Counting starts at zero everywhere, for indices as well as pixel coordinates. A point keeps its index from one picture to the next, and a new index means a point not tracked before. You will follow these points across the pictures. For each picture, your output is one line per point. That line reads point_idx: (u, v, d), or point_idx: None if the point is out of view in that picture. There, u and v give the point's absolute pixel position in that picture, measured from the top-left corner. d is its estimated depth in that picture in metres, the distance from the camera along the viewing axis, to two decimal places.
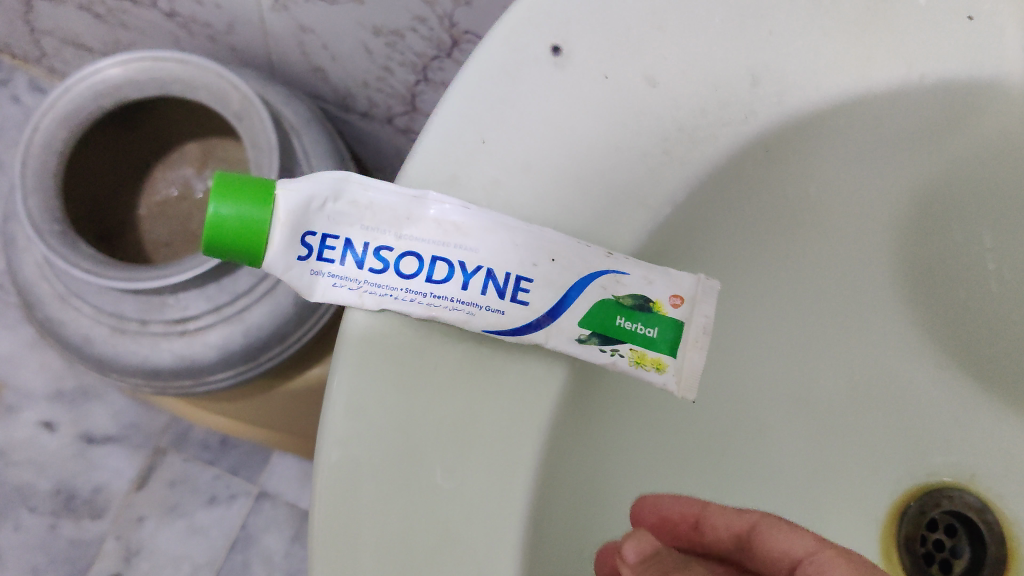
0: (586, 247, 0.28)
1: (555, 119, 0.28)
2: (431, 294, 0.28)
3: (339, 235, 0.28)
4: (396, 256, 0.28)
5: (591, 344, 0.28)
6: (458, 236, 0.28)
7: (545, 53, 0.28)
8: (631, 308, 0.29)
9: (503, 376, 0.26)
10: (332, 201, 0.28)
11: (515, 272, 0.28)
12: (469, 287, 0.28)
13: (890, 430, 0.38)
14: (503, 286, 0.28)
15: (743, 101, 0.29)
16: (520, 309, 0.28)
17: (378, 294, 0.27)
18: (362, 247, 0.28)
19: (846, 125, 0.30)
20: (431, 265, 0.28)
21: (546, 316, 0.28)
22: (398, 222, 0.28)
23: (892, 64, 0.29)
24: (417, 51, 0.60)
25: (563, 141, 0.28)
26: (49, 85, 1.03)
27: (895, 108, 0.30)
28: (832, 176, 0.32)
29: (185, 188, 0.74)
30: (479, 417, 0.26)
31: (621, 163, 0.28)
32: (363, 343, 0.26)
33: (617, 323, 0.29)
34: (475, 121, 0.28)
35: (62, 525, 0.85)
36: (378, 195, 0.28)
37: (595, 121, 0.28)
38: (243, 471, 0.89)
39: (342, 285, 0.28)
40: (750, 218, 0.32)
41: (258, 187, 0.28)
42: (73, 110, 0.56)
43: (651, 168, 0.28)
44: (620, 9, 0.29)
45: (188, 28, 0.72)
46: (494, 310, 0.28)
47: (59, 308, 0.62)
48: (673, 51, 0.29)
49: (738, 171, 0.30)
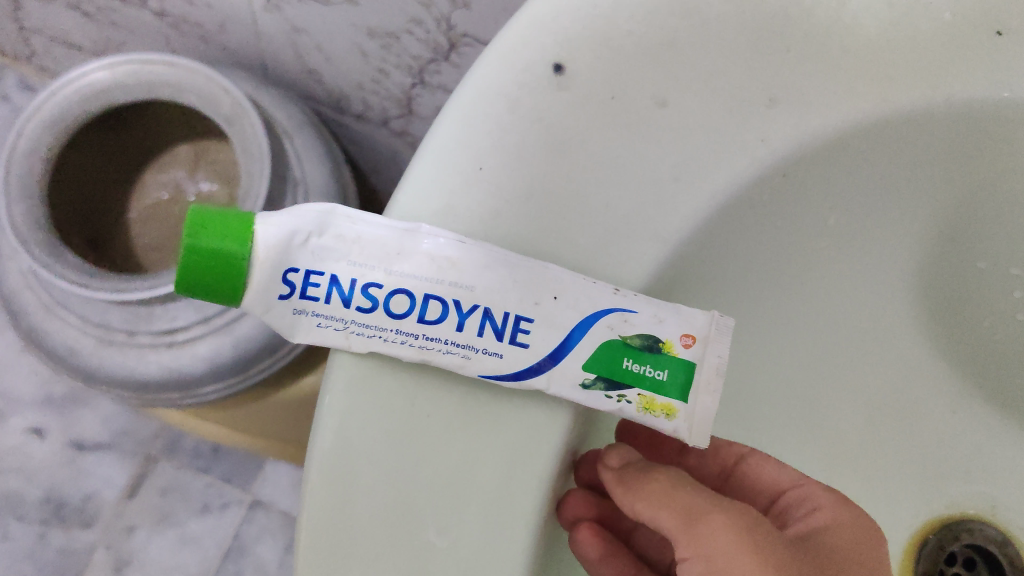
0: (593, 285, 0.27)
1: (556, 143, 0.27)
2: (424, 336, 0.27)
3: (324, 271, 0.28)
4: (385, 294, 0.27)
5: (595, 389, 0.28)
6: (451, 273, 0.27)
7: (545, 72, 0.27)
8: (640, 349, 0.29)
9: (497, 426, 0.26)
10: (316, 235, 0.28)
11: (513, 312, 0.28)
12: (464, 328, 0.28)
13: (906, 459, 0.36)
14: (501, 327, 0.28)
15: (759, 123, 0.28)
16: (519, 353, 0.28)
17: (365, 336, 0.27)
18: (347, 284, 0.28)
19: (868, 149, 0.29)
20: (424, 303, 0.28)
21: (549, 360, 0.28)
22: (387, 258, 0.27)
23: (918, 89, 0.28)
24: (414, 53, 0.58)
25: (566, 166, 0.27)
26: (39, 84, 1.00)
27: (919, 131, 0.29)
28: (850, 203, 0.31)
29: (177, 191, 0.70)
30: (473, 472, 0.25)
31: (630, 189, 0.27)
32: (351, 394, 0.25)
33: (624, 366, 0.29)
34: (472, 147, 0.27)
35: (51, 534, 0.83)
36: (366, 228, 0.28)
37: (600, 144, 0.27)
38: (237, 479, 0.86)
39: (327, 325, 0.28)
40: (765, 245, 0.30)
41: (234, 222, 0.27)
42: (58, 114, 0.52)
43: (661, 195, 0.27)
44: (626, 26, 0.28)
45: (179, 27, 0.70)
46: (492, 354, 0.27)
47: (45, 318, 0.59)
48: (684, 69, 0.28)
49: (755, 199, 0.28)
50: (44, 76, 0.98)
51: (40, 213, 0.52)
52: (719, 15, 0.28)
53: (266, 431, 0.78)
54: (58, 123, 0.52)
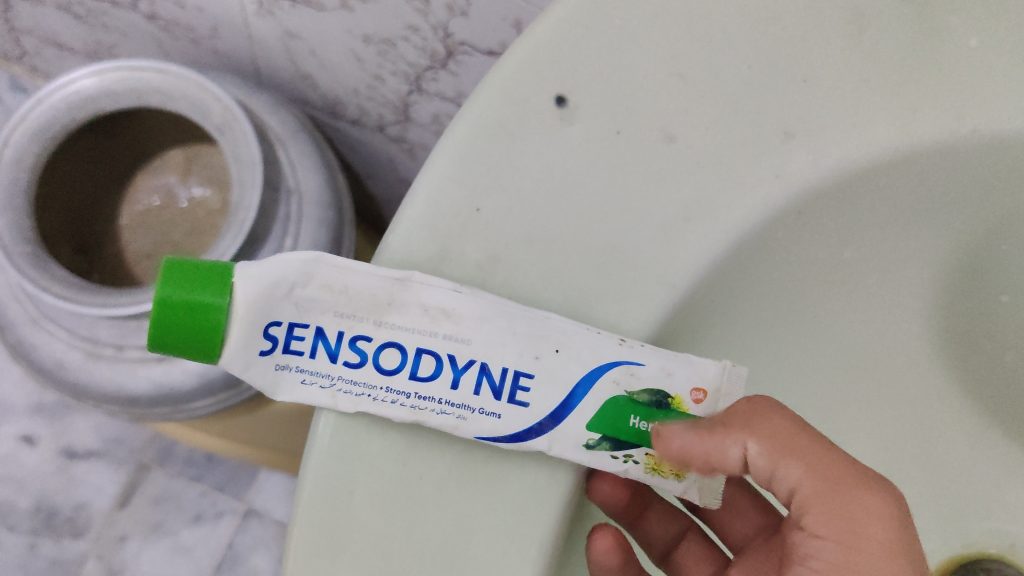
0: (596, 335, 0.26)
1: (558, 182, 0.26)
2: (417, 393, 0.26)
3: (310, 324, 0.27)
4: (374, 349, 0.27)
5: (599, 450, 0.27)
6: (446, 323, 0.26)
7: (549, 106, 0.26)
8: (647, 405, 0.28)
9: (497, 485, 0.25)
10: (300, 286, 0.27)
11: (511, 367, 0.27)
12: (459, 385, 0.27)
13: (924, 500, 0.34)
14: (498, 385, 0.27)
15: (774, 157, 0.26)
16: (519, 411, 0.27)
17: (354, 394, 0.26)
18: (335, 337, 0.27)
19: (889, 183, 0.28)
20: (416, 358, 0.27)
21: (551, 420, 0.27)
22: (378, 310, 0.27)
23: (944, 119, 0.26)
24: (410, 61, 0.57)
25: (567, 206, 0.26)
26: (32, 84, 0.98)
27: (942, 165, 0.27)
28: (867, 239, 0.30)
29: (168, 197, 0.68)
30: (470, 536, 0.24)
31: (636, 228, 0.26)
32: (342, 452, 0.24)
33: (631, 423, 0.28)
34: (470, 187, 0.26)
35: (42, 544, 0.79)
36: (353, 279, 0.27)
37: (605, 182, 0.26)
38: (230, 488, 0.83)
39: (313, 382, 0.27)
40: (777, 281, 0.29)
41: (211, 273, 0.26)
42: (45, 123, 0.50)
43: (669, 236, 0.26)
44: (632, 57, 0.27)
45: (170, 31, 0.68)
46: (488, 412, 0.27)
47: (31, 332, 0.57)
48: (694, 103, 0.27)
49: (768, 237, 0.27)
50: (37, 77, 0.96)
51: (24, 223, 0.49)
52: (728, 44, 0.27)
53: (261, 440, 0.76)
54: (44, 132, 0.50)
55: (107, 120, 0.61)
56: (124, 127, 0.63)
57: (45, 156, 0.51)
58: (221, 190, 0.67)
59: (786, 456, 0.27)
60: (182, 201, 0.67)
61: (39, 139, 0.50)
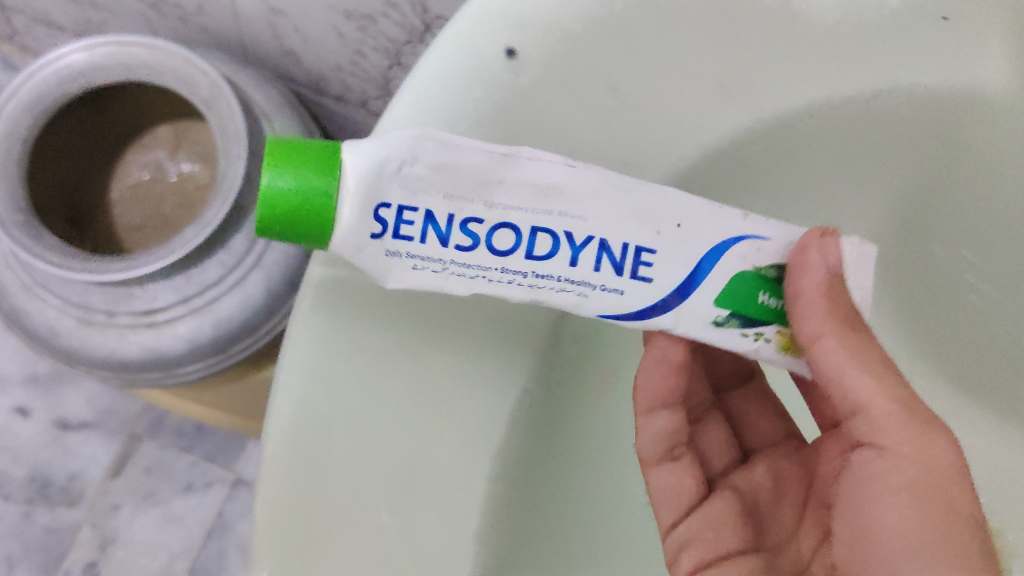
0: (722, 211, 0.30)
1: (525, 114, 0.30)
2: (535, 272, 0.29)
3: (419, 208, 0.28)
4: (491, 230, 0.29)
5: (727, 326, 0.31)
6: (561, 201, 0.29)
7: (501, 55, 0.30)
8: (774, 280, 0.31)
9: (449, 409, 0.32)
10: (407, 164, 0.28)
11: (631, 243, 0.29)
12: (577, 263, 0.29)
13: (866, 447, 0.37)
14: (620, 260, 0.30)
15: (714, 103, 0.32)
16: (641, 288, 0.30)
17: (466, 276, 0.29)
18: (448, 221, 0.28)
19: (801, 128, 0.34)
20: (532, 238, 0.29)
21: (648, 295, 0.30)
22: (488, 188, 0.28)
23: (858, 73, 0.32)
24: (389, 35, 0.59)
25: (538, 126, 0.30)
26: (22, 61, 1.00)
27: (875, 118, 0.35)
28: (858, 135, 0.37)
29: (158, 170, 0.70)
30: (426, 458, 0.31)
31: (605, 142, 0.31)
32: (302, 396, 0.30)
33: (759, 300, 0.31)
34: (445, 118, 0.29)
35: (37, 513, 0.81)
36: (464, 157, 0.28)
37: (566, 111, 0.31)
38: (220, 458, 0.85)
39: (422, 267, 0.29)
40: (749, 156, 0.35)
41: (319, 153, 0.27)
42: (38, 96, 0.52)
43: (626, 149, 0.31)
44: (580, 27, 0.31)
45: (159, 8, 0.70)
46: (612, 291, 0.30)
47: (25, 299, 0.58)
48: (630, 58, 0.31)
49: (694, 173, 0.33)
50: (29, 56, 0.98)
51: (19, 193, 0.51)
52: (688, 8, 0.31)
53: (250, 410, 0.78)
54: (37, 104, 0.53)
55: (98, 96, 0.63)
56: (114, 103, 0.65)
57: (39, 128, 0.53)
58: (209, 165, 0.69)
59: (863, 373, 0.32)
60: (171, 175, 0.69)
61: (34, 112, 0.52)
